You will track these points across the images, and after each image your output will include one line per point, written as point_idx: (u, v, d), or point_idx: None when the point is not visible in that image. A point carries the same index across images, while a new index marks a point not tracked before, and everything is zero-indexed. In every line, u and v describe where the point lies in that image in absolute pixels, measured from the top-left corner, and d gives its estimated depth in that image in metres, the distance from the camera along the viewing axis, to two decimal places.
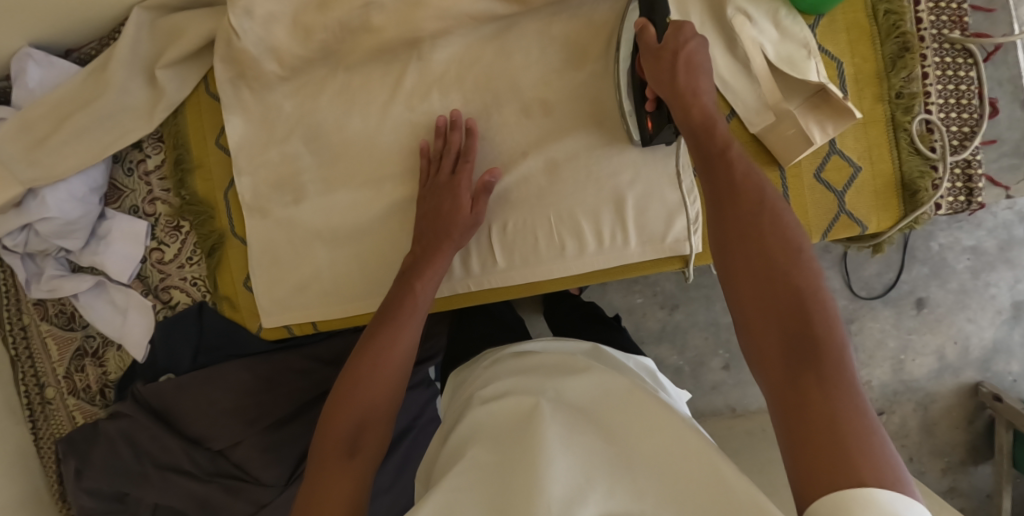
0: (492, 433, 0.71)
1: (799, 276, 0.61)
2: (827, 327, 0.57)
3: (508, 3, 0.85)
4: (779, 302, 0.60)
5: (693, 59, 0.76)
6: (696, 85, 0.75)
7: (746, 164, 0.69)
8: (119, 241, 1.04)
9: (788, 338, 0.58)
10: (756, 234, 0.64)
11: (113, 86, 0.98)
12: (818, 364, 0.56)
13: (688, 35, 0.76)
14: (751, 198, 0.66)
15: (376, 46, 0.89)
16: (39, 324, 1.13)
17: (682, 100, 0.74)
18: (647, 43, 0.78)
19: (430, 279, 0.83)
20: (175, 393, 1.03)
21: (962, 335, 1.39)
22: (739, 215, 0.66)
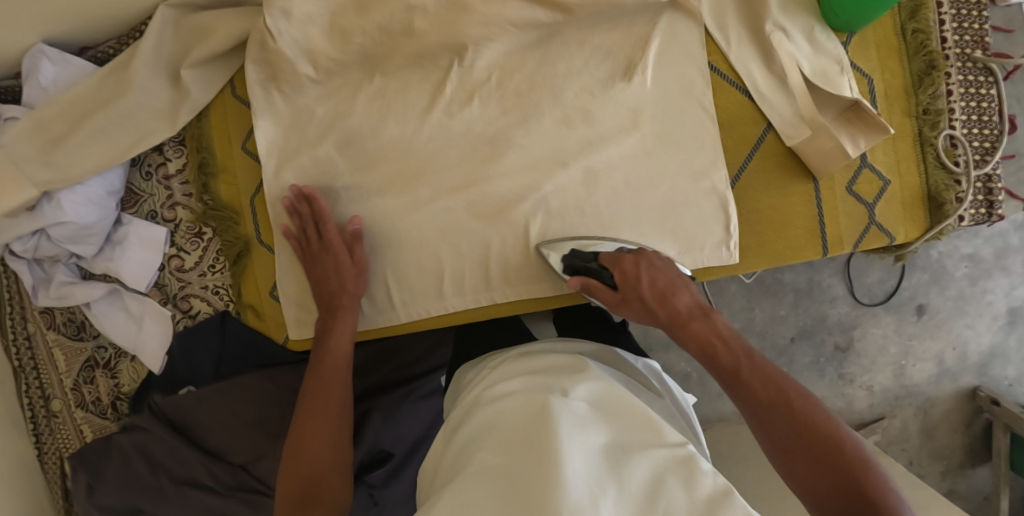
0: (498, 438, 0.67)
1: (819, 420, 0.68)
2: (847, 442, 0.66)
3: (552, 12, 0.85)
4: (813, 459, 0.66)
5: (656, 285, 0.81)
6: (669, 294, 0.80)
7: (727, 330, 0.76)
8: (136, 247, 1.00)
9: (844, 500, 0.64)
10: (782, 404, 0.69)
11: (135, 86, 0.94)
12: (867, 502, 0.63)
13: (632, 263, 0.83)
14: (754, 376, 0.71)
15: (416, 51, 0.88)
16: (45, 333, 1.09)
17: (683, 330, 0.77)
18: (605, 296, 0.83)
19: (340, 336, 0.87)
20: (195, 404, 1.00)
21: (960, 341, 1.43)
22: (766, 400, 0.70)
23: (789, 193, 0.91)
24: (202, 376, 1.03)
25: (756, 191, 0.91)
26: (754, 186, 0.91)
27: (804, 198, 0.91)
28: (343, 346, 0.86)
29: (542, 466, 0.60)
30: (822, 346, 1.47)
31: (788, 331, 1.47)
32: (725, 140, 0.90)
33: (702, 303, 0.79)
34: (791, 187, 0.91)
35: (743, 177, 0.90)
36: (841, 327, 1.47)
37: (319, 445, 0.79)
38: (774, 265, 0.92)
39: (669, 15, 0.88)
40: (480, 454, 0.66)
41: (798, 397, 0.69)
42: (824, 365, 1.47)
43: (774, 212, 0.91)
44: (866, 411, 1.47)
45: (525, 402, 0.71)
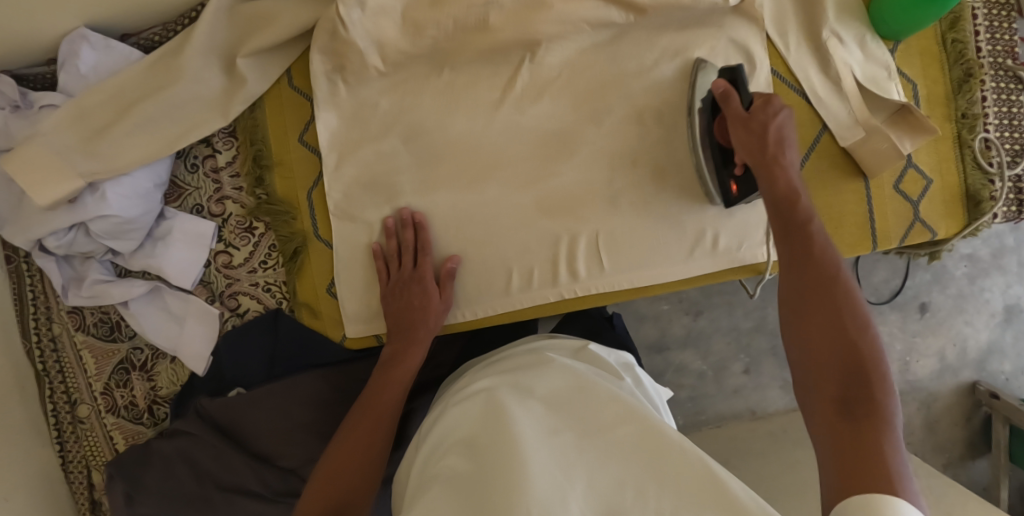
0: (462, 444, 0.70)
1: (846, 303, 0.68)
2: (863, 340, 0.66)
3: (626, 12, 0.87)
4: (842, 348, 0.66)
5: (780, 135, 0.77)
6: (780, 154, 0.76)
7: (820, 219, 0.74)
8: (182, 243, 0.96)
9: (844, 380, 0.65)
10: (809, 287, 0.70)
11: (187, 73, 0.91)
12: (864, 397, 0.63)
13: (773, 108, 0.77)
14: (810, 243, 0.72)
15: (489, 46, 0.88)
16: (73, 334, 1.04)
17: (767, 171, 0.76)
18: (733, 112, 0.79)
19: (405, 368, 0.86)
20: (246, 408, 0.95)
21: (960, 337, 1.51)
22: (794, 284, 0.71)
23: (843, 191, 0.94)
24: (252, 376, 0.99)
25: (815, 190, 0.93)
26: (812, 184, 0.93)
27: (857, 196, 0.94)
28: (427, 332, 0.89)
29: (504, 470, 0.63)
30: None
31: None
32: None
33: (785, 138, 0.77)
34: (845, 185, 0.94)
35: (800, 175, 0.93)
36: None
37: (375, 433, 0.80)
38: None
39: (733, 20, 0.90)
40: (448, 460, 0.69)
41: (843, 288, 0.69)
42: None
43: (830, 208, 0.94)
44: None
45: (482, 406, 0.74)
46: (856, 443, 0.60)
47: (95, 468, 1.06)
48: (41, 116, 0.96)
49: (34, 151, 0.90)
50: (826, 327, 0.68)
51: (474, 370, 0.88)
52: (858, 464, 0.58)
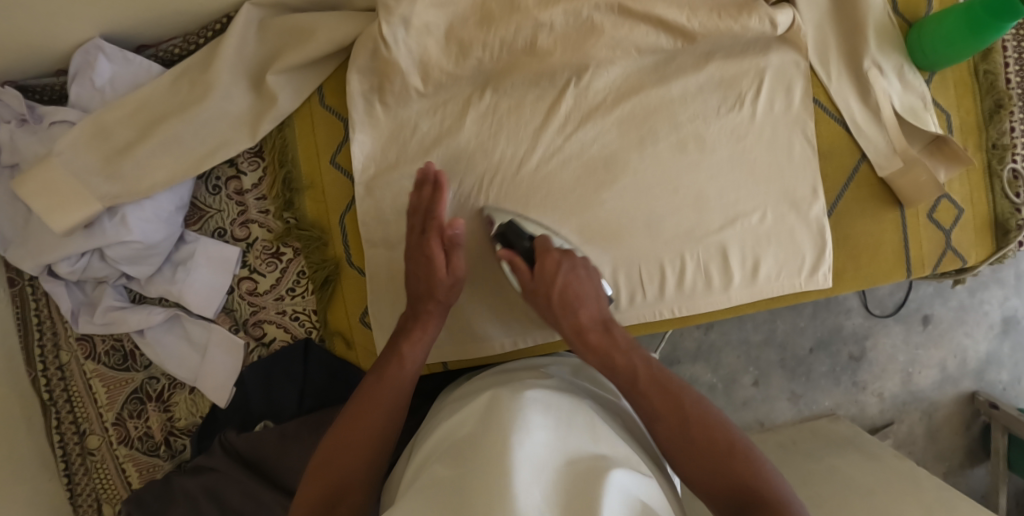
0: (454, 447, 0.69)
1: (744, 452, 0.71)
2: (756, 478, 0.69)
3: (673, 39, 0.85)
4: (721, 471, 0.70)
5: (567, 290, 0.83)
6: (574, 319, 0.82)
7: (657, 365, 0.78)
8: (205, 268, 0.92)
9: (732, 495, 0.69)
10: (705, 445, 0.71)
11: (216, 88, 0.87)
12: (763, 501, 0.67)
13: (553, 263, 0.83)
14: (629, 358, 0.79)
15: (538, 69, 0.86)
16: (82, 363, 0.98)
17: (567, 314, 0.83)
18: (523, 281, 0.84)
19: (417, 340, 0.82)
20: (277, 443, 0.92)
21: (960, 349, 1.55)
22: (659, 398, 0.75)
23: (881, 220, 0.93)
24: (283, 410, 0.96)
25: (854, 218, 0.93)
26: (852, 213, 0.93)
27: (894, 226, 0.93)
28: (403, 381, 0.79)
29: (491, 467, 0.61)
30: (838, 356, 1.55)
31: (806, 342, 1.55)
32: (826, 167, 0.92)
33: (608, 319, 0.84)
34: (882, 214, 0.93)
35: (841, 204, 0.93)
36: (855, 337, 1.55)
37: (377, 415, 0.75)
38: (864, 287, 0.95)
39: (779, 49, 0.90)
40: (438, 463, 0.67)
41: (742, 454, 0.70)
42: (840, 373, 1.55)
43: (868, 237, 0.93)
44: (877, 417, 1.56)
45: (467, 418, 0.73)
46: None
47: (105, 502, 1.00)
48: (52, 133, 0.92)
49: (50, 172, 0.85)
50: (703, 442, 0.72)
51: (466, 389, 0.87)
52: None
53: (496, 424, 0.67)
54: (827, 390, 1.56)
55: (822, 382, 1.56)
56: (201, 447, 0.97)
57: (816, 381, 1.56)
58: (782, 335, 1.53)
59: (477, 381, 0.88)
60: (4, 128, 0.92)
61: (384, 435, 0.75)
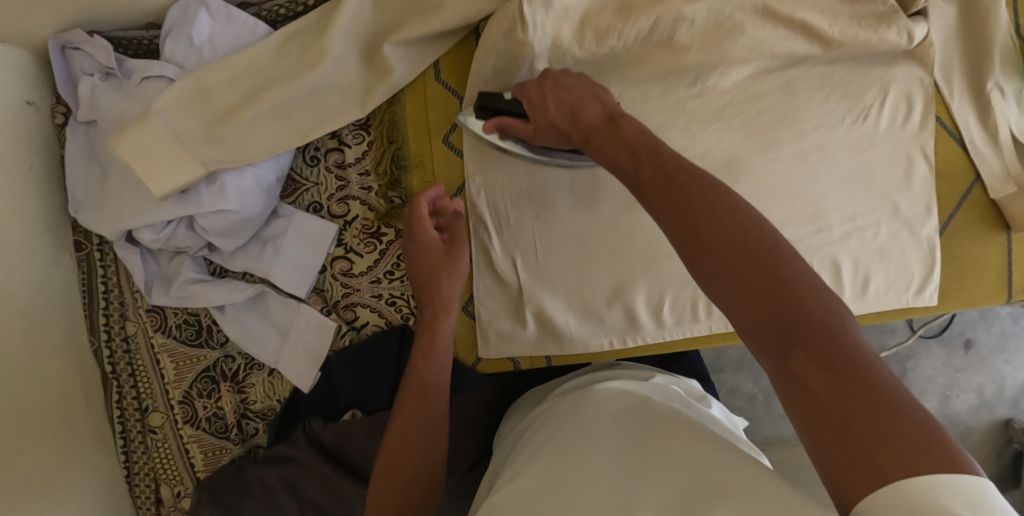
0: (535, 460, 0.66)
1: (772, 260, 0.52)
2: (815, 302, 0.50)
3: (812, 44, 0.83)
4: (762, 315, 0.51)
5: (561, 98, 0.74)
6: (582, 118, 0.72)
7: (654, 143, 0.65)
8: (298, 245, 0.87)
9: (777, 350, 0.50)
10: (739, 237, 0.54)
11: (328, 57, 0.82)
12: (823, 333, 0.48)
13: (535, 87, 0.75)
14: (684, 177, 0.59)
15: (669, 65, 0.83)
16: (151, 335, 0.93)
17: (594, 146, 0.69)
18: (524, 131, 0.78)
19: (445, 306, 0.79)
20: (365, 436, 0.87)
21: (999, 376, 1.57)
22: (712, 235, 0.55)
23: (986, 243, 0.92)
24: (372, 399, 0.90)
25: (962, 240, 0.92)
26: (960, 234, 0.92)
27: (999, 249, 0.92)
28: (434, 371, 0.76)
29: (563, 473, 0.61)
30: None
31: None
32: (939, 186, 0.92)
33: (614, 112, 0.71)
34: (988, 238, 0.92)
35: (951, 225, 0.92)
36: (897, 357, 1.56)
37: (422, 411, 0.74)
38: (962, 309, 0.95)
39: (905, 64, 0.87)
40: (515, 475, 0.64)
41: (769, 259, 0.52)
42: None
43: (973, 259, 0.93)
44: None
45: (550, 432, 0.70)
46: (873, 418, 0.45)
47: (164, 483, 0.95)
48: (144, 88, 0.86)
49: (147, 132, 0.79)
50: (760, 277, 0.52)
51: (539, 406, 0.83)
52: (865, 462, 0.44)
53: (580, 441, 0.65)
54: None
55: None
56: (279, 436, 0.91)
57: None
58: None
59: (546, 400, 0.83)
60: (87, 81, 0.87)
61: (430, 456, 0.73)
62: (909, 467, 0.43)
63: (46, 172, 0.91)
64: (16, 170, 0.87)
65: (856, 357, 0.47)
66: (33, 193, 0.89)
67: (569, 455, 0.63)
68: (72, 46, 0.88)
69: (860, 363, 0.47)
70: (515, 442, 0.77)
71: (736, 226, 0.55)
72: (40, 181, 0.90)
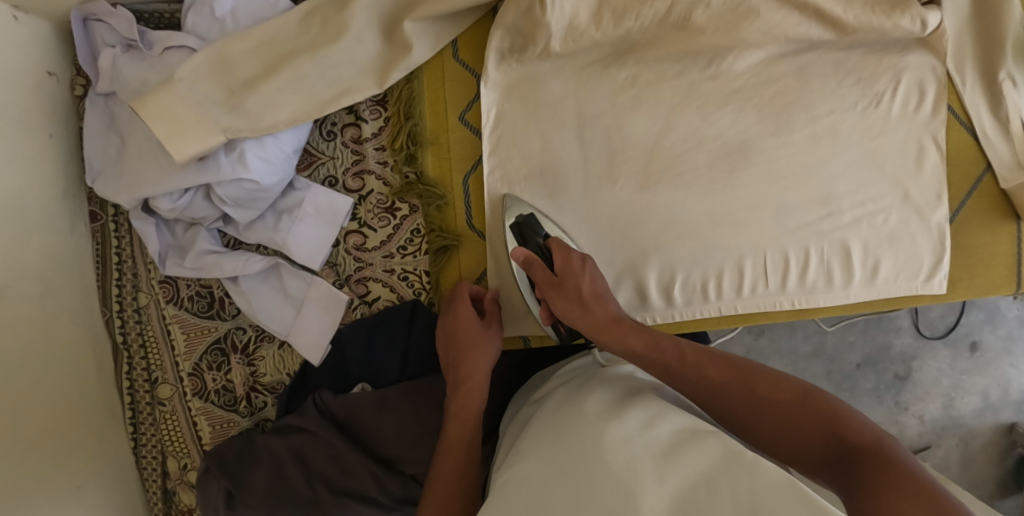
0: (550, 441, 0.66)
1: (827, 405, 0.62)
2: (855, 428, 0.59)
3: (826, 29, 0.84)
4: (821, 442, 0.60)
5: (594, 288, 0.77)
6: (610, 311, 0.75)
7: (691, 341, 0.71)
8: (313, 218, 0.88)
9: (835, 468, 0.58)
10: (773, 398, 0.64)
11: (349, 32, 0.83)
12: (866, 447, 0.57)
13: (577, 261, 0.78)
14: (695, 361, 0.68)
15: (685, 47, 0.84)
16: (162, 307, 0.92)
17: (612, 335, 0.73)
18: (546, 277, 0.79)
19: (475, 332, 0.82)
20: (375, 409, 0.87)
21: (1004, 379, 1.56)
22: (721, 380, 0.67)
23: (995, 232, 0.93)
24: (383, 373, 0.91)
25: (971, 228, 0.93)
26: (970, 222, 0.93)
27: (1009, 238, 0.93)
28: (478, 378, 0.79)
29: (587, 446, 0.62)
30: (883, 374, 1.56)
31: (854, 358, 1.56)
32: (950, 175, 0.92)
33: (619, 314, 0.75)
34: (998, 227, 0.93)
35: (961, 213, 0.93)
36: (902, 357, 1.56)
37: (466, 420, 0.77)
38: (972, 298, 0.95)
39: (917, 53, 0.88)
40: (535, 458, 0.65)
41: (818, 399, 0.62)
42: (883, 392, 1.56)
43: (982, 248, 0.94)
44: (916, 439, 1.56)
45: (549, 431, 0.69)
46: (895, 488, 0.52)
47: (171, 456, 0.95)
48: (166, 59, 0.87)
49: (172, 97, 0.81)
50: (766, 411, 0.64)
51: (542, 390, 0.84)
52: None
53: (586, 429, 0.65)
54: (869, 408, 1.56)
55: (864, 399, 1.56)
56: (288, 407, 0.91)
57: (860, 398, 1.56)
58: (831, 349, 1.55)
59: (551, 380, 0.86)
60: (109, 52, 0.87)
61: (468, 484, 0.71)
62: (931, 512, 0.49)
63: (65, 142, 0.92)
64: (35, 138, 0.87)
65: (903, 461, 0.55)
66: (51, 162, 0.89)
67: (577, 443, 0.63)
68: (95, 18, 0.89)
69: (891, 459, 0.55)
70: (521, 427, 0.78)
71: (762, 389, 0.65)
72: (58, 150, 0.91)
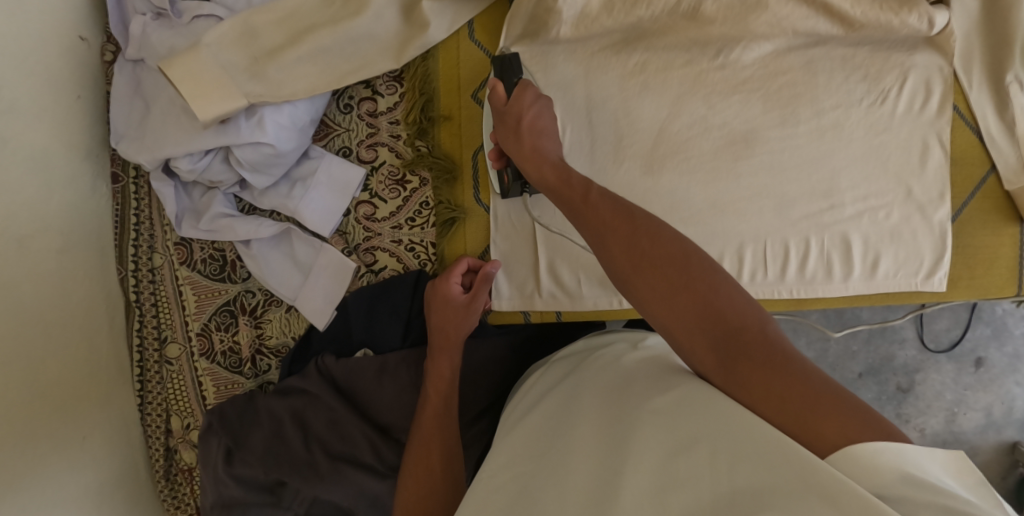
0: (537, 444, 0.71)
1: (707, 270, 0.66)
2: (742, 319, 0.62)
3: (834, 25, 0.86)
4: (699, 308, 0.63)
5: (536, 122, 0.80)
6: (539, 144, 0.79)
7: (599, 186, 0.74)
8: (325, 186, 0.91)
9: (714, 342, 0.62)
10: (674, 264, 0.66)
11: (369, 8, 0.86)
12: (755, 341, 0.60)
13: (530, 97, 0.80)
14: (607, 216, 0.71)
15: (694, 36, 0.86)
16: (177, 268, 0.95)
17: (530, 163, 0.78)
18: (496, 104, 0.82)
19: (452, 306, 0.84)
20: (375, 374, 0.90)
21: (1009, 397, 1.54)
22: (633, 241, 0.68)
23: (998, 234, 0.94)
24: (385, 341, 0.92)
25: (974, 228, 0.94)
26: (973, 222, 0.94)
27: (1011, 241, 0.94)
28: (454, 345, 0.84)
29: (570, 447, 0.66)
30: (885, 385, 1.56)
31: (857, 366, 1.55)
32: (954, 175, 0.93)
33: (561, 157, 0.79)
34: (1001, 229, 0.94)
35: (964, 213, 0.94)
36: (905, 369, 1.56)
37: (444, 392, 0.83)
38: (971, 298, 0.96)
39: (924, 53, 0.90)
40: (520, 463, 0.70)
41: (700, 263, 0.66)
42: (884, 402, 1.56)
43: (984, 249, 0.94)
44: None
45: (529, 443, 0.72)
46: (796, 398, 0.56)
47: (175, 415, 0.96)
48: (194, 27, 0.90)
49: (198, 62, 0.84)
50: (669, 270, 0.66)
51: (537, 378, 0.88)
52: (804, 428, 0.55)
53: (569, 440, 0.67)
54: None
55: (865, 408, 1.56)
56: (291, 370, 0.94)
57: None
58: (834, 356, 1.54)
59: (545, 364, 0.91)
60: (140, 20, 0.91)
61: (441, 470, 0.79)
62: (831, 431, 0.53)
63: (92, 105, 0.95)
64: (64, 98, 0.90)
65: (779, 348, 0.59)
66: (77, 122, 0.93)
67: (559, 459, 0.66)
68: None
69: (783, 358, 0.58)
70: (513, 414, 0.82)
71: (669, 254, 0.67)
72: (85, 111, 0.94)
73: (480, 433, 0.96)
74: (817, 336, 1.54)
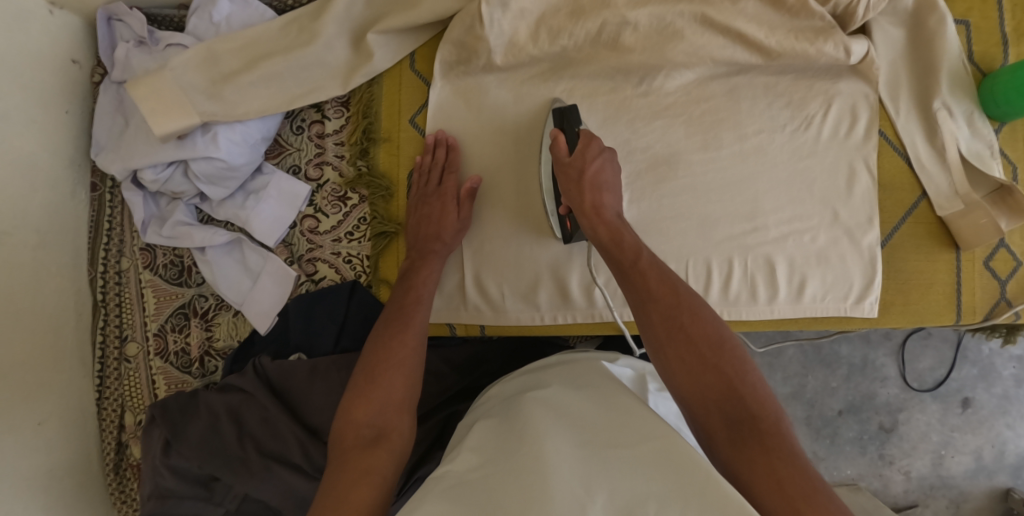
0: (502, 444, 0.71)
1: (735, 356, 0.72)
2: (758, 404, 0.69)
3: (753, 54, 0.89)
4: (721, 387, 0.70)
5: (598, 175, 0.84)
6: (599, 200, 0.83)
7: (649, 253, 0.79)
8: (273, 199, 0.98)
9: (729, 420, 0.69)
10: (710, 346, 0.72)
11: (320, 39, 0.94)
12: (764, 427, 0.67)
13: (595, 150, 0.85)
14: (654, 285, 0.76)
15: (615, 64, 0.91)
16: (140, 272, 1.02)
17: (589, 219, 0.83)
18: (559, 155, 0.86)
19: (425, 278, 0.90)
20: (307, 376, 0.95)
21: (999, 440, 1.46)
22: (676, 315, 0.74)
23: (934, 260, 0.93)
24: (318, 346, 0.98)
25: (907, 254, 0.93)
26: (905, 248, 0.94)
27: (946, 267, 0.93)
28: (420, 313, 0.87)
29: (528, 457, 0.67)
30: (867, 424, 1.47)
31: (836, 403, 1.47)
32: (885, 200, 0.94)
33: (619, 213, 0.84)
34: (936, 255, 0.93)
35: (894, 237, 0.93)
36: (888, 408, 1.47)
37: (408, 356, 0.83)
38: (908, 324, 0.95)
39: (849, 80, 0.92)
40: (475, 459, 0.70)
41: (731, 349, 0.72)
42: (867, 442, 1.47)
43: (919, 275, 0.94)
44: (901, 496, 1.46)
45: (491, 438, 0.74)
46: (794, 487, 0.63)
47: (129, 410, 1.03)
48: (167, 53, 0.99)
49: (160, 82, 0.93)
50: (702, 347, 0.72)
51: (499, 386, 0.92)
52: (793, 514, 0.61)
53: (533, 444, 0.68)
54: (852, 459, 1.47)
55: (846, 448, 1.48)
56: (232, 369, 0.99)
57: (841, 446, 1.47)
58: (811, 392, 1.47)
59: (504, 379, 0.94)
60: (124, 46, 1.00)
61: (401, 445, 0.78)
62: None
63: (79, 120, 1.05)
64: (53, 114, 1.00)
65: (786, 443, 0.66)
66: (65, 136, 1.02)
67: (519, 460, 0.67)
68: (116, 18, 1.03)
69: (785, 448, 0.66)
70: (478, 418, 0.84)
71: (704, 332, 0.73)
72: (72, 126, 1.04)
73: (426, 432, 0.99)
74: (794, 371, 1.47)
